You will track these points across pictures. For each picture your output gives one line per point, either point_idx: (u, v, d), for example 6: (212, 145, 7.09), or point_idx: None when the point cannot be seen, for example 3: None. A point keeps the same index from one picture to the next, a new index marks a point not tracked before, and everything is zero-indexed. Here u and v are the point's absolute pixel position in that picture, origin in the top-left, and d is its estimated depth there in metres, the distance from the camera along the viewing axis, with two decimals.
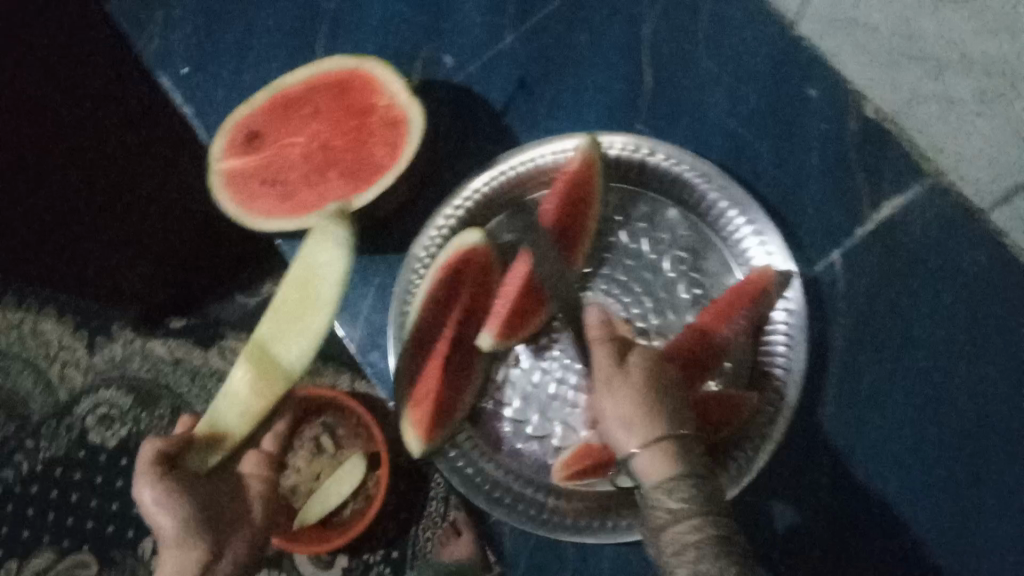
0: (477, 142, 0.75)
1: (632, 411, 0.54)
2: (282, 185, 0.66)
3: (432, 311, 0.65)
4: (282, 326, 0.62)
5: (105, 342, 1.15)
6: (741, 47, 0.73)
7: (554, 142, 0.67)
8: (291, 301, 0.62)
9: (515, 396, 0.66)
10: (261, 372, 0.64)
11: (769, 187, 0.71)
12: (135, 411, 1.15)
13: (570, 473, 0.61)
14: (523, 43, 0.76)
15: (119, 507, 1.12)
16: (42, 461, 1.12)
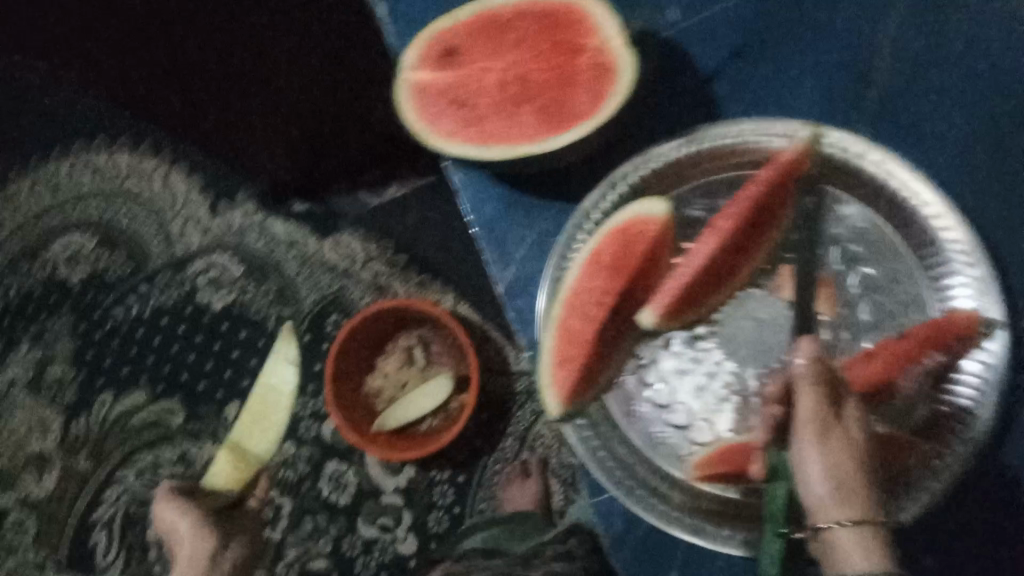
0: (671, 100, 0.70)
1: (835, 468, 0.49)
2: (470, 109, 0.63)
3: (593, 274, 0.62)
4: (251, 424, 0.84)
5: (226, 209, 1.19)
6: (994, 64, 0.66)
7: (766, 125, 0.63)
8: (254, 408, 0.85)
9: (655, 379, 0.65)
10: (237, 457, 0.83)
11: (987, 225, 0.65)
12: (244, 281, 1.17)
13: (708, 475, 0.62)
14: (754, 6, 0.69)
15: (213, 366, 1.16)
16: (150, 308, 1.18)
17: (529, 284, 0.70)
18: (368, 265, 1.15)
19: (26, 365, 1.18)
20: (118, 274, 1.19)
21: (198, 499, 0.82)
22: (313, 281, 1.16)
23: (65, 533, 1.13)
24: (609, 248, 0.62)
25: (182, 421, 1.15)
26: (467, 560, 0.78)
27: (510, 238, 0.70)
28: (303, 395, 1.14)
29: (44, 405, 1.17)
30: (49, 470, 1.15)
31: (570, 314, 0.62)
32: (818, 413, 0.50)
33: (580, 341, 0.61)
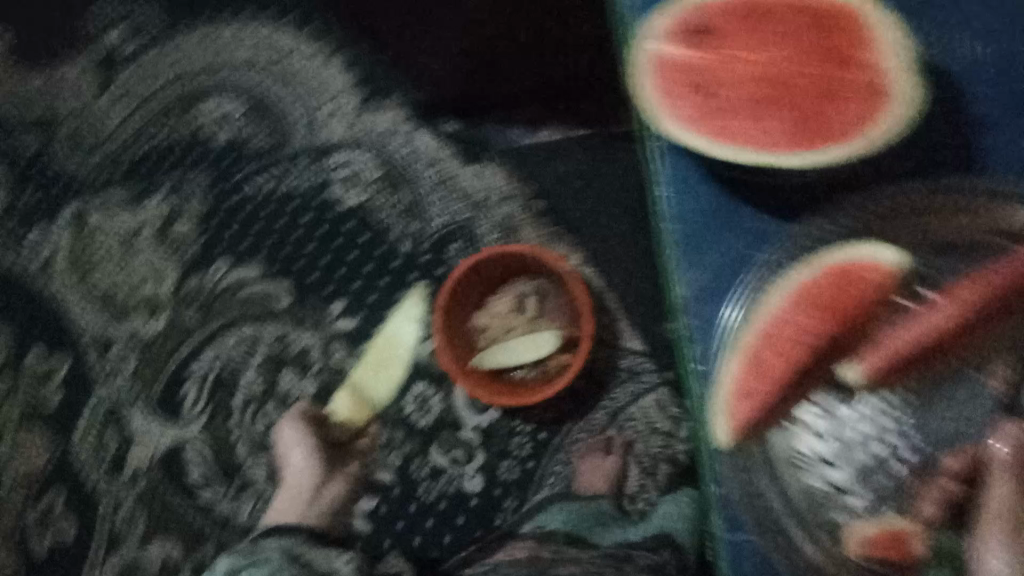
0: (905, 133, 0.67)
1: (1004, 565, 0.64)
2: (717, 98, 0.65)
3: (799, 308, 0.67)
4: (375, 375, 1.13)
5: (375, 108, 1.17)
6: None
7: (1001, 204, 0.68)
8: (373, 358, 1.13)
9: (824, 415, 0.72)
10: (358, 402, 1.12)
11: None
12: (378, 186, 1.16)
13: (881, 557, 0.70)
14: (995, 63, 0.70)
15: (329, 261, 1.16)
16: (284, 188, 1.19)
17: (711, 282, 0.74)
18: (504, 202, 1.12)
19: (158, 212, 1.21)
20: (261, 147, 1.20)
21: (319, 430, 1.10)
22: (445, 204, 1.14)
23: (160, 379, 1.18)
24: (821, 290, 0.67)
25: (288, 305, 1.16)
26: (550, 545, 0.80)
27: (704, 237, 0.75)
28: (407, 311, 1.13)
29: (164, 255, 1.20)
30: (158, 315, 1.19)
31: (767, 334, 0.68)
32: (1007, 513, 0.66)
33: (772, 372, 0.68)
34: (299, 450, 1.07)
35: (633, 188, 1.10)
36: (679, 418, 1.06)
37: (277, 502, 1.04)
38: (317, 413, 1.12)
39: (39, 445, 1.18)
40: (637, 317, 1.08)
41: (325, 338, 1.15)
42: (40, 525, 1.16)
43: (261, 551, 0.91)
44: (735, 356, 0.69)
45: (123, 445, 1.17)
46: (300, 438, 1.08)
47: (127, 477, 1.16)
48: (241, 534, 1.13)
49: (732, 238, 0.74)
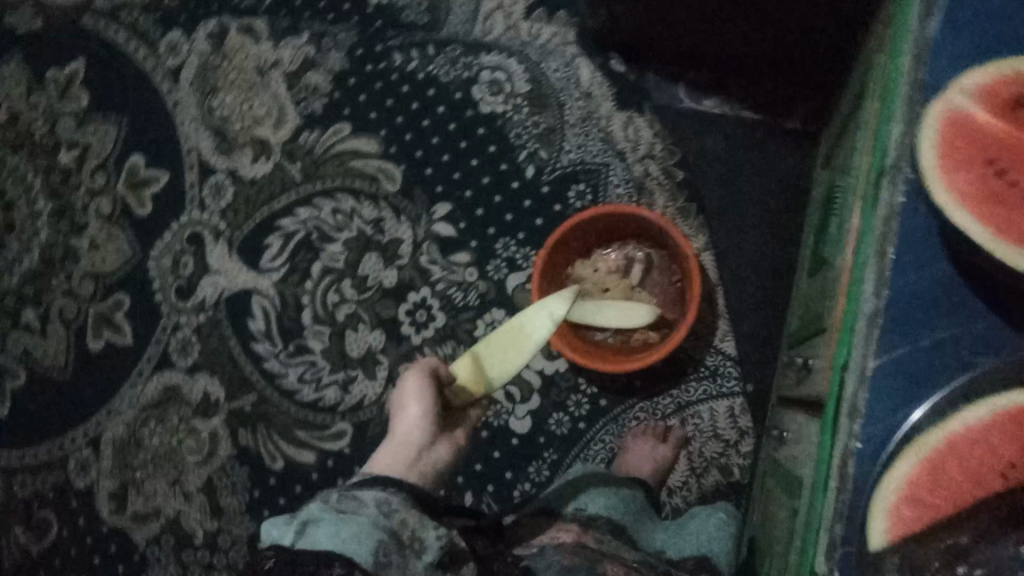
0: None
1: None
2: (1005, 180, 0.44)
3: (1000, 427, 0.43)
4: (500, 352, 0.76)
5: (542, 19, 1.12)
6: None
7: None
8: (500, 337, 0.76)
9: None
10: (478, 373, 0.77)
11: None
12: (520, 101, 1.10)
13: None
14: None
15: (448, 160, 1.12)
16: (427, 71, 1.13)
17: (897, 390, 0.47)
18: (643, 160, 1.06)
19: (295, 55, 1.17)
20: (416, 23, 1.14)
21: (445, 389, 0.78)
22: (582, 141, 1.08)
23: (249, 221, 1.16)
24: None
25: (394, 191, 1.13)
26: (595, 532, 0.80)
27: (916, 319, 0.47)
28: (509, 236, 1.10)
29: (290, 102, 1.17)
30: (266, 157, 1.17)
31: (939, 457, 0.43)
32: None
33: (942, 493, 0.43)
34: (421, 403, 0.77)
35: (781, 189, 1.04)
36: (746, 431, 1.00)
37: (382, 448, 0.76)
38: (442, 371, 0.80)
39: (123, 245, 1.19)
40: (742, 319, 1.02)
41: (421, 235, 1.12)
42: (104, 322, 1.18)
43: (351, 498, 0.69)
44: (893, 462, 0.44)
45: (198, 272, 1.17)
46: (417, 395, 0.77)
47: (193, 304, 1.16)
48: (283, 395, 1.13)
49: (951, 333, 0.47)
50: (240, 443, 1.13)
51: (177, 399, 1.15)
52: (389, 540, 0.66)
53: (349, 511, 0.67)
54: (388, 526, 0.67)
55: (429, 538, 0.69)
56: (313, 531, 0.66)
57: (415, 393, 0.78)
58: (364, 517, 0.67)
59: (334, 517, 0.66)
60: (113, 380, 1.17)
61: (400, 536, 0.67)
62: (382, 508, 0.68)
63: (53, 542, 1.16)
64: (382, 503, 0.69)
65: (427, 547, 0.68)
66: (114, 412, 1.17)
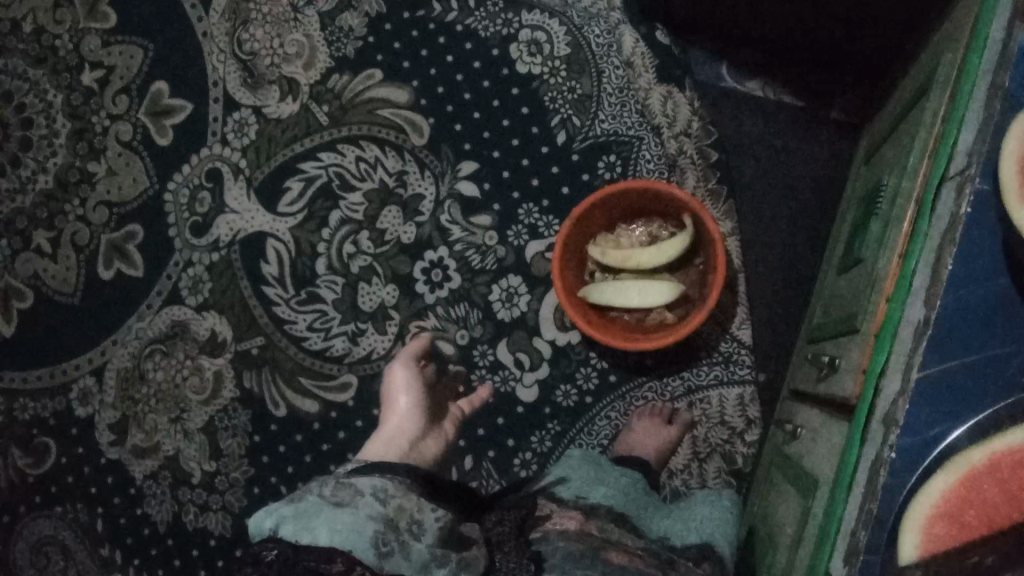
0: None
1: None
2: None
3: None
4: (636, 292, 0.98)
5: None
6: None
7: None
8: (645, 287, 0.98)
9: None
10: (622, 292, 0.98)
11: None
12: (559, 65, 1.07)
13: None
14: None
15: (479, 118, 1.10)
16: (467, 23, 1.10)
17: (938, 405, 0.46)
18: (678, 137, 1.04)
19: None
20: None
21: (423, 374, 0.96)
22: (618, 112, 1.06)
23: (270, 162, 1.14)
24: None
25: (421, 144, 1.11)
26: (596, 520, 0.79)
27: (969, 335, 0.46)
28: (533, 202, 1.08)
29: (323, 41, 1.14)
30: (293, 98, 1.14)
31: (980, 474, 0.44)
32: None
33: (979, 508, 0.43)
34: (408, 392, 0.91)
35: (813, 182, 1.02)
36: (753, 421, 1.00)
37: (371, 444, 0.84)
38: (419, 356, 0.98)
39: (141, 174, 1.17)
40: (760, 311, 1.01)
41: (444, 193, 1.10)
42: (115, 252, 1.17)
43: (347, 486, 0.70)
44: (931, 475, 0.45)
45: (214, 209, 1.15)
46: (407, 375, 0.93)
47: (207, 241, 1.15)
48: (290, 341, 1.12)
49: (1002, 353, 0.46)
50: (243, 386, 1.12)
51: (183, 336, 1.14)
52: (386, 530, 0.68)
53: (346, 503, 0.68)
54: (383, 515, 0.69)
55: (428, 521, 0.72)
56: (308, 523, 0.65)
57: (402, 380, 0.92)
58: (360, 509, 0.68)
59: (328, 511, 0.67)
60: (121, 309, 1.16)
61: (396, 524, 0.69)
62: (380, 493, 0.71)
63: (51, 466, 1.17)
64: (379, 490, 0.71)
65: (426, 530, 0.71)
66: (121, 342, 1.16)
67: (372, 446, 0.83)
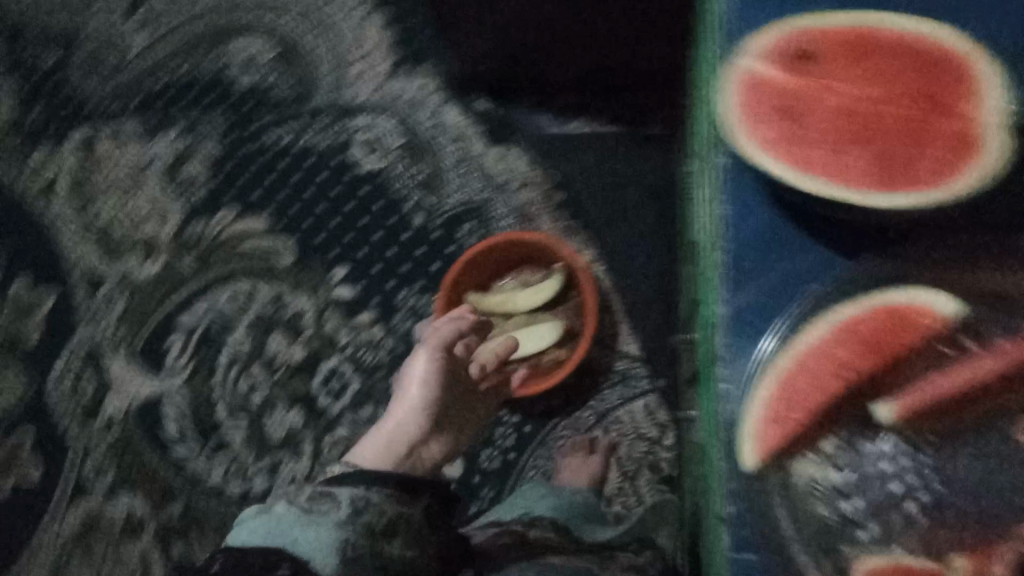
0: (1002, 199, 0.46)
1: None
2: (801, 116, 0.44)
3: (840, 341, 0.45)
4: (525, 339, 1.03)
5: (406, 75, 1.15)
6: None
7: None
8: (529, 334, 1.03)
9: None
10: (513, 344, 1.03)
11: None
12: (397, 155, 1.14)
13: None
14: None
15: (337, 225, 1.14)
16: (304, 142, 1.16)
17: (749, 332, 0.49)
18: (522, 189, 1.11)
19: (170, 149, 1.18)
20: (288, 95, 1.17)
21: (450, 362, 0.95)
22: (463, 182, 1.12)
23: (147, 325, 1.15)
24: (870, 318, 0.45)
25: (289, 265, 1.14)
26: (535, 529, 0.82)
27: (753, 259, 0.49)
28: (408, 286, 1.12)
29: (171, 196, 1.17)
30: (154, 258, 1.16)
31: (787, 384, 0.45)
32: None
33: (801, 405, 0.45)
34: (427, 383, 0.92)
35: (653, 194, 1.09)
36: (666, 425, 1.03)
37: (366, 457, 0.84)
38: (451, 343, 0.96)
39: (20, 378, 1.15)
40: (643, 322, 1.06)
41: (322, 304, 1.13)
42: (9, 464, 1.14)
43: (324, 496, 0.72)
44: (753, 389, 0.46)
45: (101, 389, 1.14)
46: (428, 369, 0.93)
47: (101, 423, 1.13)
48: (210, 495, 1.10)
49: (789, 271, 0.49)
50: (173, 555, 1.09)
51: (100, 526, 1.11)
52: (356, 535, 0.69)
53: (313, 509, 0.71)
54: (355, 522, 0.70)
55: (402, 524, 0.72)
56: (280, 530, 0.69)
57: (423, 371, 0.93)
58: (330, 515, 0.70)
59: (298, 517, 0.70)
60: (29, 519, 1.12)
61: (373, 530, 0.70)
62: (356, 504, 0.71)
63: None
64: (357, 499, 0.72)
65: (398, 530, 0.71)
66: (36, 554, 1.12)
67: (359, 457, 0.84)
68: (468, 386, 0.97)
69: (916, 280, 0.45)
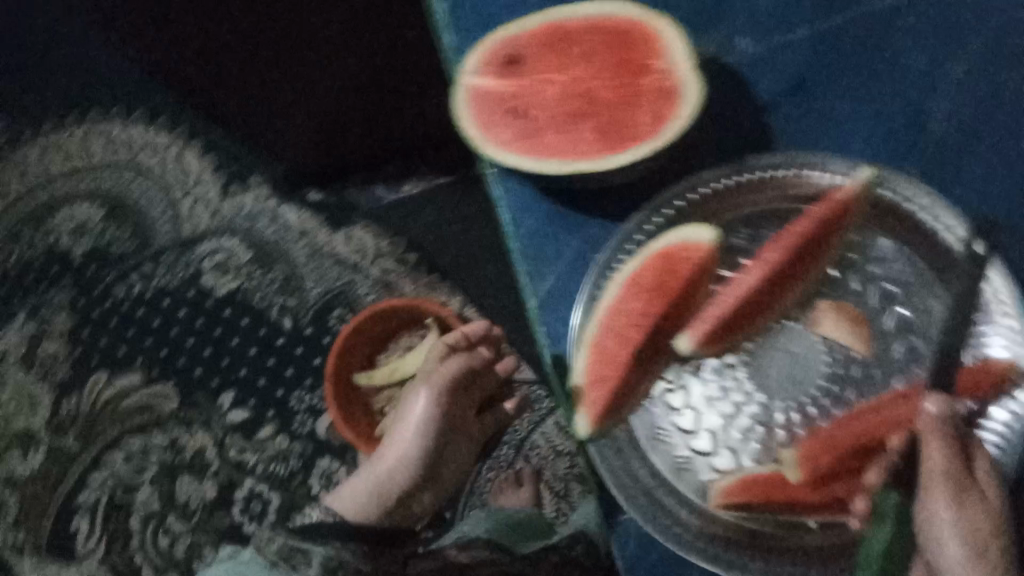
0: (719, 127, 0.52)
1: (971, 530, 0.42)
2: (529, 116, 0.48)
3: (630, 297, 0.49)
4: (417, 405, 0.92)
5: (236, 192, 1.17)
6: None
7: (901, 181, 0.48)
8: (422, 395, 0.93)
9: None
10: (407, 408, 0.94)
11: None
12: (249, 268, 1.15)
13: None
14: None
15: (210, 353, 1.13)
16: (153, 288, 1.16)
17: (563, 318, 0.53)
18: (376, 261, 1.12)
19: (21, 337, 1.17)
20: (124, 248, 1.18)
21: (454, 402, 0.80)
22: (320, 272, 1.14)
23: (47, 515, 1.10)
24: (649, 266, 0.49)
25: (175, 408, 1.12)
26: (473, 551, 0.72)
27: (541, 245, 0.53)
28: (298, 387, 1.11)
29: (37, 379, 1.15)
30: (35, 449, 1.12)
31: (599, 347, 0.49)
32: (955, 472, 0.42)
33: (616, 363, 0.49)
34: (427, 429, 0.79)
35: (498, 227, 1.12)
36: None
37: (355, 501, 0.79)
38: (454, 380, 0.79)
39: None
40: (517, 369, 0.88)
41: (220, 433, 1.11)
42: None
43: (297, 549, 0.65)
44: (572, 362, 0.50)
45: None
46: (429, 413, 0.78)
47: None
48: None
49: (576, 251, 0.53)
50: None
51: None
52: None
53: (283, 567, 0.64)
54: None
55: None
56: None
57: (419, 412, 0.79)
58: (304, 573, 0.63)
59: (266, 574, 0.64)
60: None
61: None
62: (328, 565, 0.65)
63: None
64: (329, 560, 0.65)
65: None
66: None
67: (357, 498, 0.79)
68: (464, 430, 0.84)
69: (677, 218, 0.50)
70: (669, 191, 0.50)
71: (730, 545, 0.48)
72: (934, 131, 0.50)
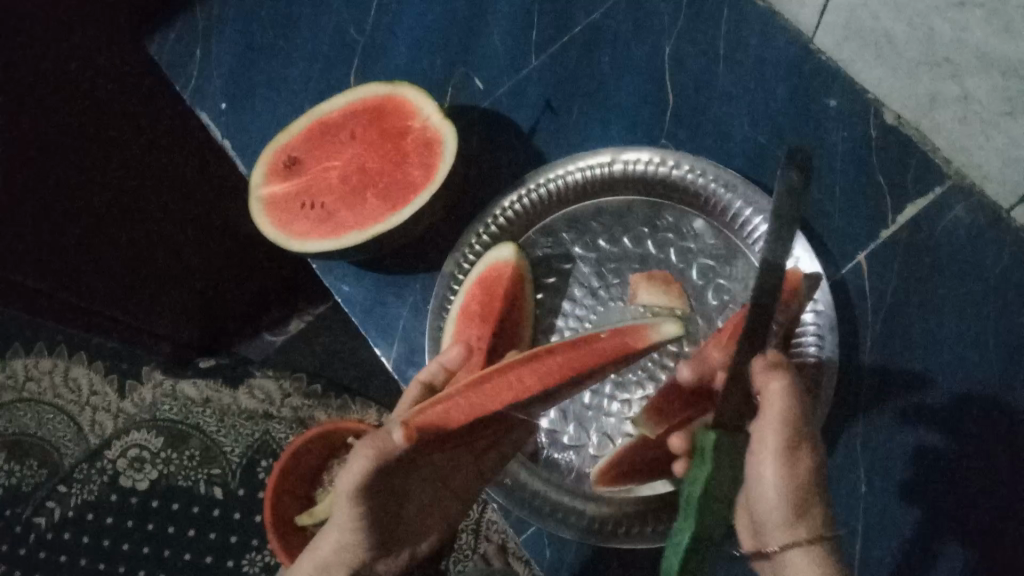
0: (492, 162, 0.59)
1: (798, 491, 0.43)
2: (322, 206, 0.54)
3: (466, 327, 0.53)
4: None
5: (135, 387, 1.01)
6: (789, 26, 0.56)
7: (638, 148, 0.55)
8: None
9: (595, 401, 0.54)
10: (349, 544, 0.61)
11: (892, 158, 0.54)
12: (165, 453, 0.99)
13: None
14: (587, 14, 0.60)
15: (151, 550, 0.97)
16: (74, 507, 0.99)
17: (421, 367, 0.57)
18: (287, 402, 0.97)
19: None
20: (30, 482, 1.01)
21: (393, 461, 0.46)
22: (235, 433, 0.98)
23: None
24: (457, 350, 0.50)
25: None
26: None
27: (381, 311, 0.59)
28: (248, 549, 0.95)
29: None
30: None
31: None
32: (790, 436, 0.43)
33: None
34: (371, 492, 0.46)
35: None
36: None
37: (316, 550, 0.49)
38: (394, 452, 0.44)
39: None
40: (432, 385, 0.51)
41: None
42: None
43: None
44: None
45: None
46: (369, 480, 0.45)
47: None
48: None
49: (413, 305, 0.58)
50: None
51: None
52: None
53: None
54: None
55: None
56: None
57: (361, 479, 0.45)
58: None
59: None
60: None
61: None
62: None
63: None
64: None
65: None
66: None
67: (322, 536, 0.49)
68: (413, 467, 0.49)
69: (485, 251, 0.56)
70: (470, 228, 0.56)
71: (635, 518, 0.52)
72: (661, 107, 0.58)
